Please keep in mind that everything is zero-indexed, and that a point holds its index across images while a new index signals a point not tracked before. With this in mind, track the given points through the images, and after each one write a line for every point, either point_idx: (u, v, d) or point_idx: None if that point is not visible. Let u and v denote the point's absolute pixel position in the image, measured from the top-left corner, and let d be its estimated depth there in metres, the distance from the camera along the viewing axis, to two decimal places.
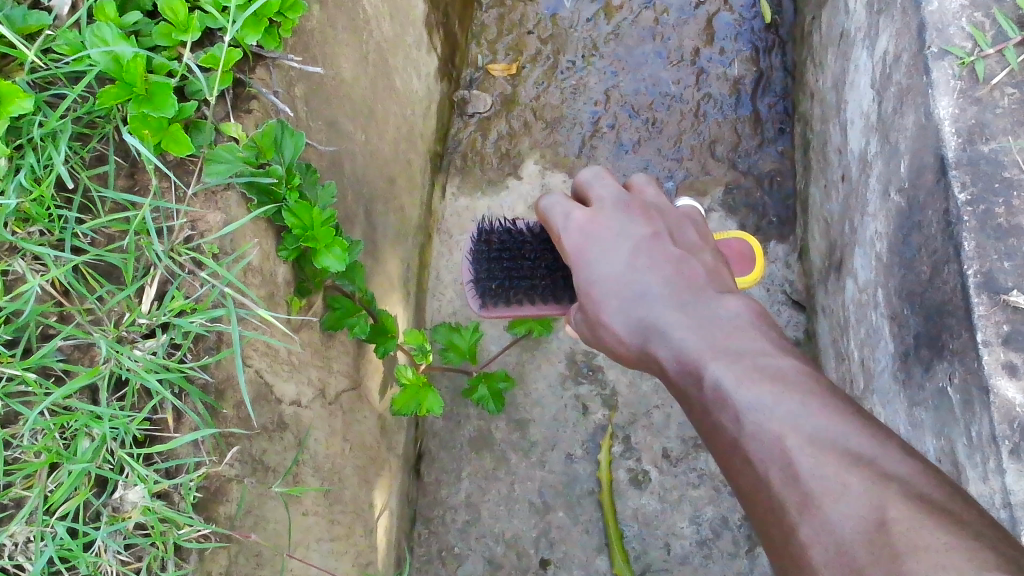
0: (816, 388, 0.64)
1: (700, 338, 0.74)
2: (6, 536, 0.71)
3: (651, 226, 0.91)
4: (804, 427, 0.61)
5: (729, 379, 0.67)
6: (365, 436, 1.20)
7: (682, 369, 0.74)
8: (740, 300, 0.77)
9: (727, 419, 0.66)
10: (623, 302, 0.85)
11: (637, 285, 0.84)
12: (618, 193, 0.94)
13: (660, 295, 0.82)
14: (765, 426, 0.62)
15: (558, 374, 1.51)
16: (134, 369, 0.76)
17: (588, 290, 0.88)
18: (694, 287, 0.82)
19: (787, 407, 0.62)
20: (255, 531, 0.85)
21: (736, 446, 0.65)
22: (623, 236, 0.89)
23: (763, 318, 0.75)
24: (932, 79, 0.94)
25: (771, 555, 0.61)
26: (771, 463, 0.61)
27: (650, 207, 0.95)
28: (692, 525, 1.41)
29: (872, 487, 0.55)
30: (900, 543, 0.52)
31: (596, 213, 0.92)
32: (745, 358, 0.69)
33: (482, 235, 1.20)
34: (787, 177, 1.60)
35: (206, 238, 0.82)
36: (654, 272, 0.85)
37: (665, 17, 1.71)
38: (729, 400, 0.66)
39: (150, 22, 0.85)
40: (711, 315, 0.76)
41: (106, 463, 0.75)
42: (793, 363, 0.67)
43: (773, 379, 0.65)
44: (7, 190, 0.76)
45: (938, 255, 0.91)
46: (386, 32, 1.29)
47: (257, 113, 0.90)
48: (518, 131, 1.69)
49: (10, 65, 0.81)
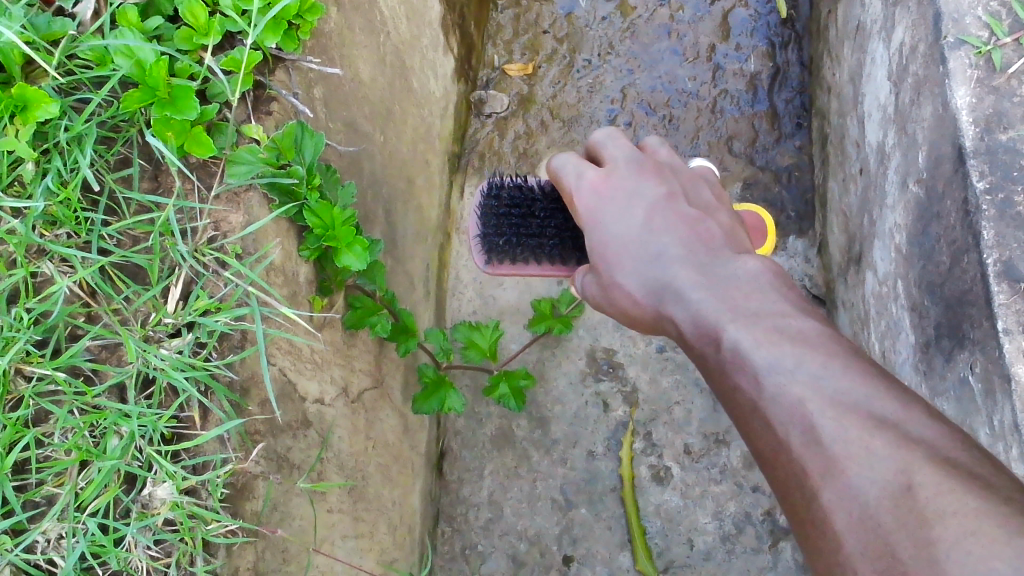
0: (838, 351, 0.65)
1: (717, 299, 0.75)
2: (39, 532, 0.72)
3: (666, 189, 0.91)
4: (826, 389, 0.61)
5: (749, 341, 0.68)
6: (387, 434, 1.21)
7: (699, 330, 0.75)
8: (759, 260, 0.78)
9: (746, 380, 0.67)
10: (638, 263, 0.85)
11: (653, 245, 0.85)
12: (633, 156, 0.95)
13: (678, 256, 0.83)
14: (785, 388, 0.63)
15: (578, 371, 1.52)
16: (162, 367, 0.77)
17: (603, 252, 0.89)
18: (711, 248, 0.83)
19: (809, 370, 0.63)
20: (282, 526, 0.87)
21: (755, 409, 0.66)
22: (639, 198, 0.90)
23: (781, 278, 0.76)
24: (949, 68, 0.94)
25: (790, 518, 0.62)
26: (791, 426, 0.62)
27: (663, 167, 0.96)
28: (715, 520, 1.41)
29: (898, 451, 0.56)
30: (928, 507, 0.53)
31: (610, 175, 0.93)
32: (766, 319, 0.70)
33: (492, 190, 1.19)
34: (805, 172, 1.60)
35: (229, 238, 0.83)
36: (670, 233, 0.85)
37: (680, 14, 1.71)
38: (748, 361, 0.67)
39: (172, 27, 0.86)
40: (728, 275, 0.77)
41: (135, 461, 0.77)
42: (813, 325, 0.68)
43: (795, 342, 0.66)
44: (34, 193, 0.78)
45: (958, 245, 0.91)
46: (403, 33, 1.30)
47: (277, 115, 0.91)
48: (535, 130, 1.69)
49: (35, 71, 0.83)
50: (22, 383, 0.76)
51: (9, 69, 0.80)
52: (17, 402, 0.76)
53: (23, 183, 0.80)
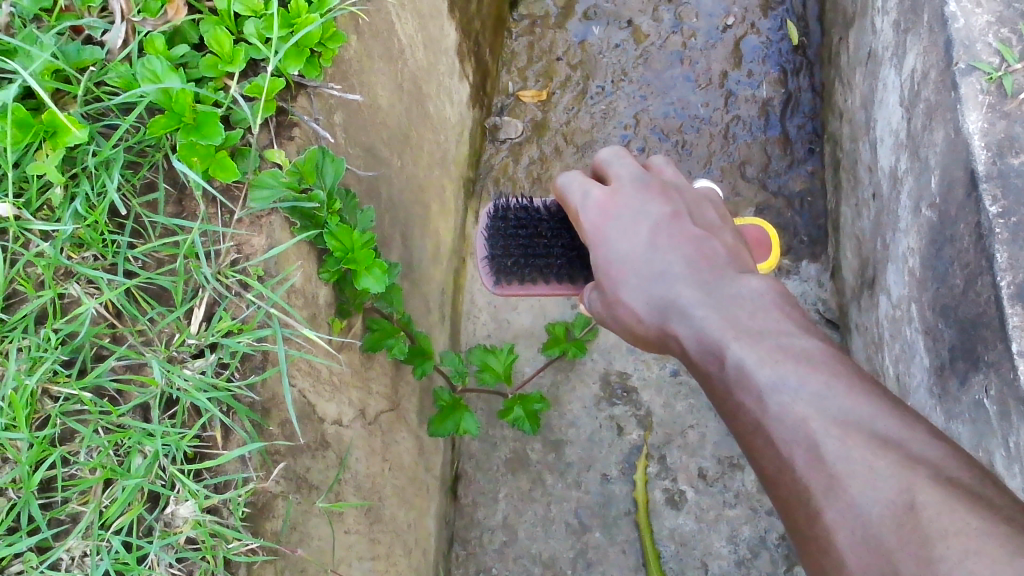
0: (841, 370, 0.66)
1: (722, 317, 0.76)
2: (64, 550, 0.73)
3: (672, 208, 0.92)
4: (830, 408, 0.62)
5: (752, 358, 0.69)
6: (403, 457, 1.22)
7: (703, 347, 0.76)
8: (762, 279, 0.80)
9: (750, 399, 0.68)
10: (643, 281, 0.86)
11: (659, 263, 0.87)
12: (639, 175, 0.96)
13: (683, 275, 0.84)
14: (789, 407, 0.64)
15: (592, 395, 1.52)
16: (185, 388, 0.79)
17: (608, 270, 0.90)
18: (715, 267, 0.84)
19: (813, 389, 0.64)
20: (301, 546, 0.87)
21: (760, 428, 0.67)
22: (644, 216, 0.91)
23: (785, 297, 0.78)
24: (961, 94, 0.95)
25: (795, 536, 0.63)
26: (795, 445, 0.63)
27: (669, 186, 0.97)
28: (730, 544, 1.41)
29: (900, 470, 0.57)
30: (929, 527, 0.53)
31: (616, 193, 0.95)
32: (769, 338, 0.71)
33: (498, 212, 1.20)
34: (818, 197, 1.61)
35: (251, 261, 0.85)
36: (675, 252, 0.87)
37: (693, 41, 1.74)
38: (752, 379, 0.68)
39: (197, 54, 0.88)
40: (733, 293, 0.79)
41: (159, 479, 0.78)
42: (816, 344, 0.69)
43: (799, 360, 0.67)
44: (63, 217, 0.80)
45: (971, 268, 0.91)
46: (420, 60, 1.32)
47: (299, 141, 0.93)
48: (549, 156, 1.71)
49: (64, 98, 0.85)
50: (49, 403, 0.77)
51: (40, 94, 0.82)
52: (44, 421, 0.77)
53: (51, 207, 0.81)
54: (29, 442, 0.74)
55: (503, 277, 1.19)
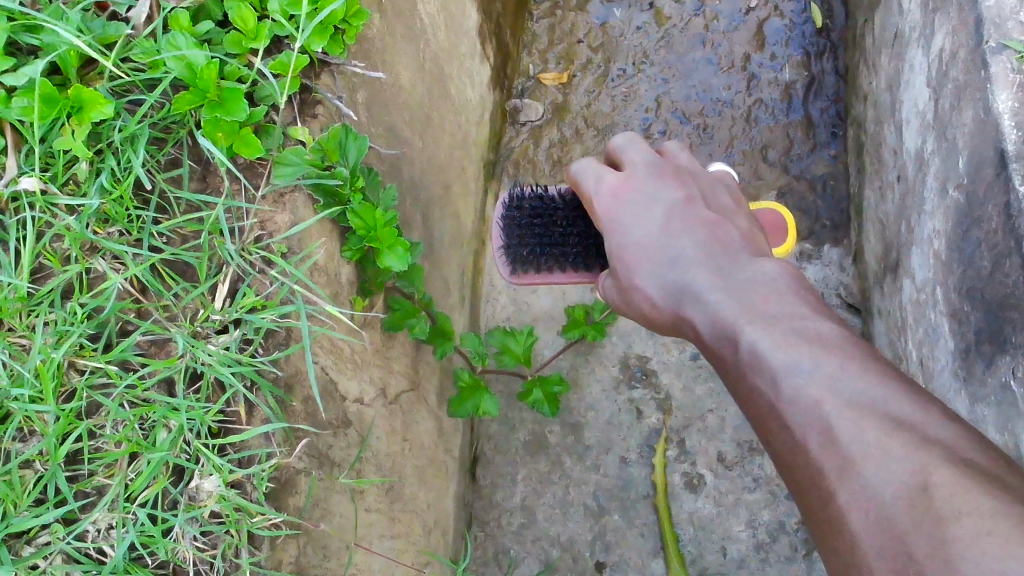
0: (855, 353, 0.65)
1: (735, 302, 0.76)
2: (89, 522, 0.74)
3: (686, 193, 0.92)
4: (843, 390, 0.62)
5: (766, 342, 0.69)
6: (423, 436, 1.22)
7: (717, 332, 0.76)
8: (777, 263, 0.79)
9: (763, 383, 0.68)
10: (657, 266, 0.86)
11: (672, 248, 0.86)
12: (653, 161, 0.96)
13: (696, 259, 0.84)
14: (803, 390, 0.64)
15: (612, 378, 1.52)
16: (209, 363, 0.79)
17: (621, 255, 0.90)
18: (729, 251, 0.84)
19: (826, 370, 0.64)
20: (324, 522, 0.88)
21: (773, 411, 0.66)
22: (658, 200, 0.91)
23: (799, 281, 0.77)
24: (992, 73, 0.94)
25: (808, 519, 0.63)
26: (808, 428, 0.63)
27: (683, 171, 0.96)
28: (749, 528, 1.41)
29: (913, 452, 0.56)
30: (942, 507, 0.53)
31: (629, 178, 0.94)
32: (783, 322, 0.70)
33: (513, 202, 1.19)
34: (840, 180, 1.60)
35: (275, 238, 0.85)
36: (688, 236, 0.86)
37: (715, 24, 1.72)
38: (766, 363, 0.68)
39: (221, 31, 0.88)
40: (747, 278, 0.78)
41: (183, 453, 0.78)
42: (830, 327, 0.69)
43: (812, 343, 0.66)
44: (89, 191, 0.80)
45: (999, 249, 0.91)
46: (442, 41, 1.31)
47: (322, 118, 0.93)
48: (569, 139, 1.70)
49: (89, 74, 0.85)
50: (75, 376, 0.77)
51: (66, 71, 0.82)
52: (70, 395, 0.78)
53: (77, 181, 0.82)
54: (56, 415, 0.75)
55: (520, 266, 1.19)
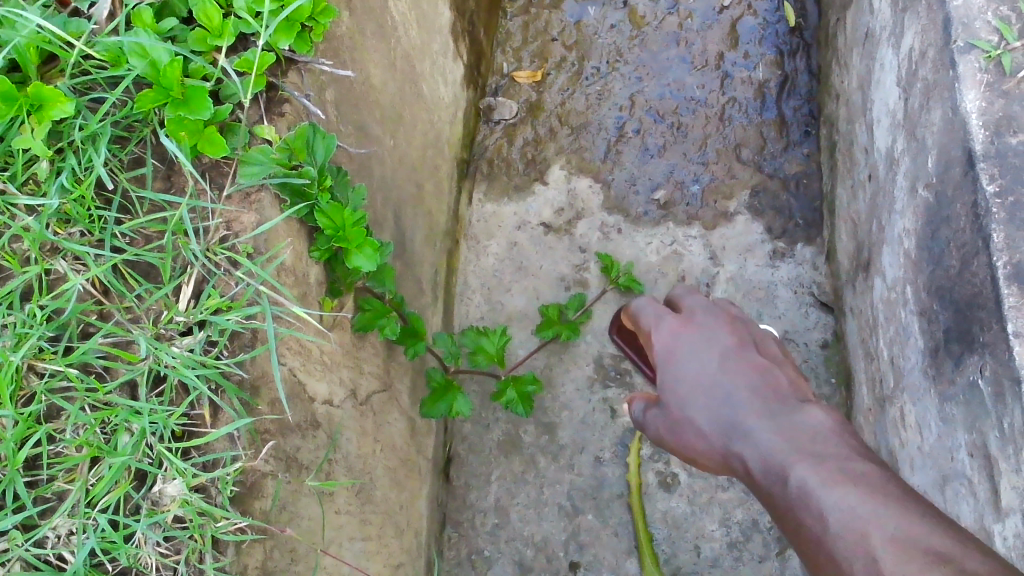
0: (905, 496, 0.63)
1: (787, 442, 0.73)
2: (49, 528, 0.73)
3: (739, 335, 0.88)
4: (888, 525, 0.59)
5: (815, 480, 0.66)
6: (395, 438, 1.21)
7: (766, 470, 0.73)
8: (826, 412, 0.76)
9: (812, 520, 0.65)
10: (708, 400, 0.82)
11: (724, 382, 0.82)
12: (712, 304, 0.93)
13: (750, 398, 0.79)
14: (847, 527, 0.62)
15: (586, 377, 1.52)
16: (173, 365, 0.78)
17: (671, 387, 0.86)
18: (782, 394, 0.79)
19: (868, 506, 0.62)
20: (290, 526, 0.86)
21: (821, 546, 0.63)
22: (713, 337, 0.87)
23: (850, 432, 0.74)
24: (959, 72, 0.94)
25: None
26: (855, 560, 0.59)
27: (740, 318, 0.93)
28: (722, 527, 1.41)
29: None
30: None
31: (689, 316, 0.91)
32: (833, 462, 0.68)
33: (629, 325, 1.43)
34: (813, 180, 1.60)
35: (241, 238, 0.84)
36: (744, 375, 0.82)
37: (689, 22, 1.73)
38: (816, 500, 0.65)
39: (185, 28, 0.87)
40: (796, 419, 0.75)
41: (146, 457, 0.77)
42: (877, 470, 0.67)
43: (858, 483, 0.65)
44: (48, 191, 0.79)
45: (967, 249, 0.91)
46: (413, 39, 1.30)
47: (290, 117, 0.92)
48: (544, 137, 1.69)
49: (50, 71, 0.83)
50: (35, 379, 0.76)
51: (25, 68, 0.80)
52: (29, 398, 0.76)
53: (37, 181, 0.80)
54: (14, 419, 0.74)
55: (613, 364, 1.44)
